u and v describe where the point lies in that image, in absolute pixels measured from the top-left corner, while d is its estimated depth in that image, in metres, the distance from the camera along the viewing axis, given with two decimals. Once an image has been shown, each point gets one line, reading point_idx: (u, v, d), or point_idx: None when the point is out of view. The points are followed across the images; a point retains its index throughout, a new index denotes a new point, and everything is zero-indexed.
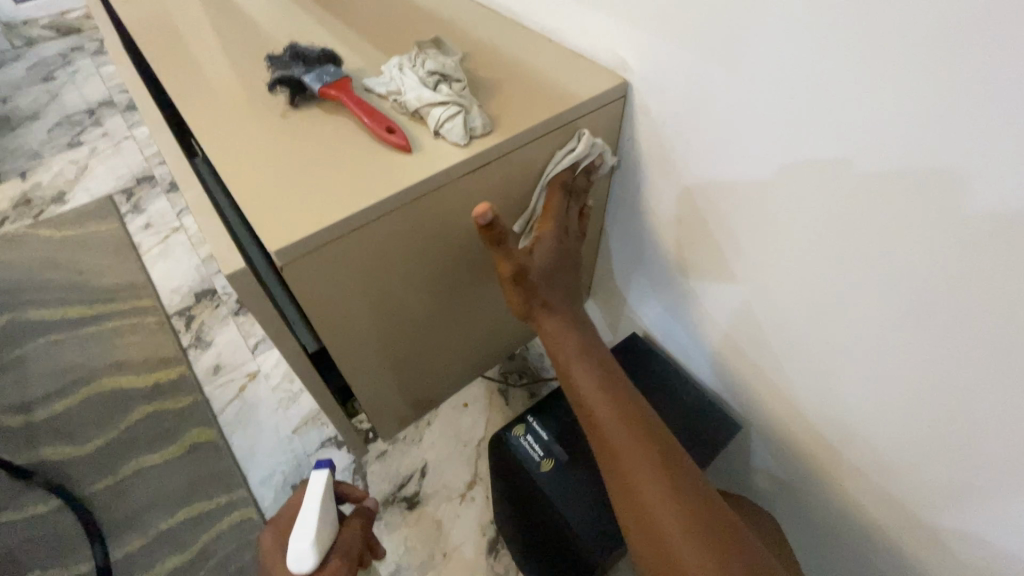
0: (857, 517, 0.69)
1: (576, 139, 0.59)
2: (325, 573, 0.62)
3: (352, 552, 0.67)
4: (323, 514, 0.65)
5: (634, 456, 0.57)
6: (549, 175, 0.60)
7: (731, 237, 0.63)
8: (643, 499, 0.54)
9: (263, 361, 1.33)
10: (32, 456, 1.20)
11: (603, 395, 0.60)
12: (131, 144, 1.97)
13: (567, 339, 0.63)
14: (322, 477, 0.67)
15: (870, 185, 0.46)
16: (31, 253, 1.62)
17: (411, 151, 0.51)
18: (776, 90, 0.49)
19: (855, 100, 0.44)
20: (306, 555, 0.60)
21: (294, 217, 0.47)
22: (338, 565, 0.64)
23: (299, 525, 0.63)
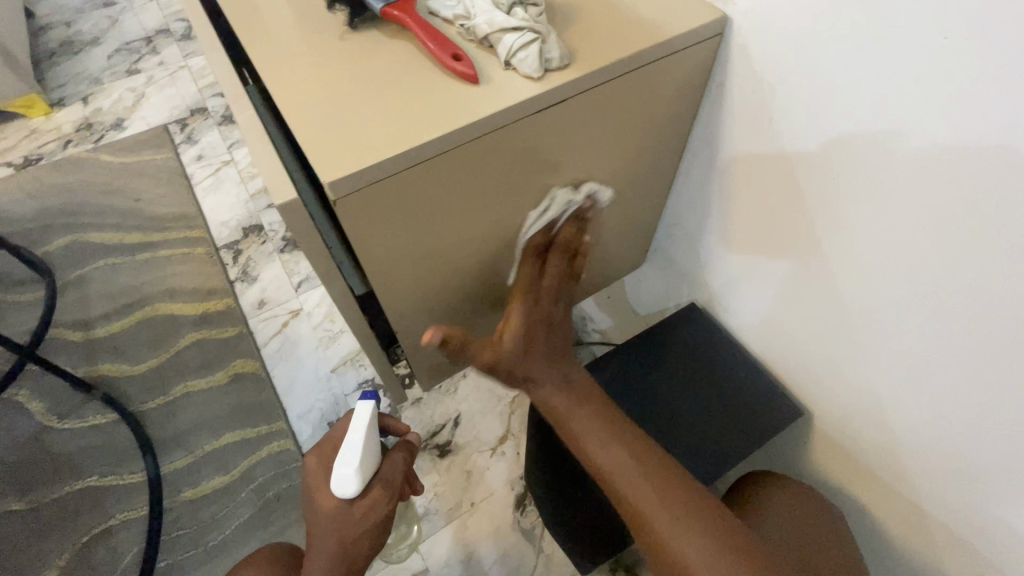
0: (911, 524, 0.64)
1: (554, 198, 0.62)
2: (366, 502, 0.62)
3: (394, 482, 0.67)
4: (367, 444, 0.64)
5: (630, 475, 0.53)
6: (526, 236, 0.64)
7: (815, 206, 0.57)
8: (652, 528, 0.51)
9: (306, 300, 1.35)
10: (91, 369, 1.27)
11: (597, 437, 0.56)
12: (186, 75, 1.97)
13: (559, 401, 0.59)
14: (369, 407, 0.65)
15: (975, 153, 0.40)
16: (92, 178, 1.67)
17: (477, 83, 0.46)
18: (883, 36, 0.42)
19: (975, 49, 0.37)
20: (349, 482, 0.60)
21: (350, 148, 0.43)
22: (379, 495, 0.64)
23: (344, 450, 0.62)
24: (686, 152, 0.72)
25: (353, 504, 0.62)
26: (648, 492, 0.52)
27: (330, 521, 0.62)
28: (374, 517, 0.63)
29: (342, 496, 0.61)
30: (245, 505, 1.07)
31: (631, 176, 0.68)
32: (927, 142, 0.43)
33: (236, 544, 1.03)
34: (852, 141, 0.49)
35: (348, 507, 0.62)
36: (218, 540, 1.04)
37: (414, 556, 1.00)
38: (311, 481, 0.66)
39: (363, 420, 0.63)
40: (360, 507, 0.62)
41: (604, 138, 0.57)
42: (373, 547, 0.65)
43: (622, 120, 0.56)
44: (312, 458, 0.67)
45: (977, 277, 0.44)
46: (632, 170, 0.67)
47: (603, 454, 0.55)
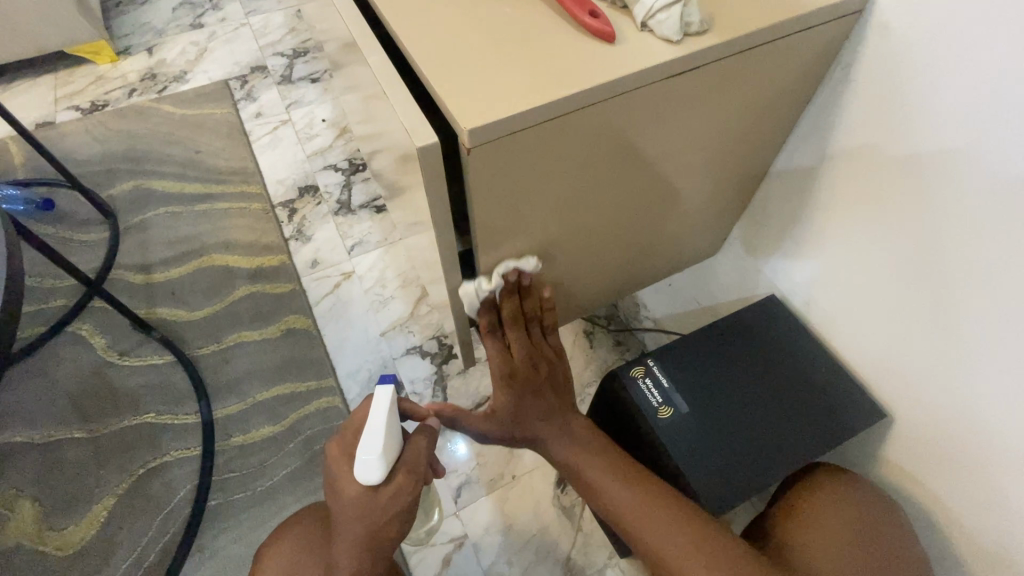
0: (986, 539, 0.61)
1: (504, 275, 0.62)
2: (391, 488, 0.58)
3: (418, 466, 0.62)
4: (390, 427, 0.59)
5: (615, 494, 0.66)
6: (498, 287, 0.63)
7: (940, 198, 0.54)
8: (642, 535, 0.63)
9: (358, 263, 1.36)
10: (150, 312, 1.31)
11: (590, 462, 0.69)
12: (247, 33, 1.99)
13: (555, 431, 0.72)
14: (387, 390, 0.59)
15: None
16: (155, 127, 1.70)
17: (613, 42, 0.45)
18: None
19: None
20: (375, 469, 0.56)
21: (487, 96, 0.42)
22: (404, 481, 0.59)
23: (365, 436, 0.57)
24: (790, 136, 0.70)
25: (377, 493, 0.57)
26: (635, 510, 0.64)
27: (353, 510, 0.58)
28: (400, 503, 0.59)
29: (367, 482, 0.56)
30: (292, 456, 1.10)
31: (733, 155, 0.66)
32: None
33: (283, 492, 1.07)
34: (1003, 128, 0.47)
35: (372, 495, 0.57)
36: (265, 486, 1.07)
37: (454, 521, 1.01)
38: (333, 467, 0.60)
39: (384, 403, 0.58)
40: (384, 494, 0.58)
41: (721, 114, 0.56)
42: (399, 532, 0.61)
43: (743, 96, 0.55)
44: (331, 444, 0.61)
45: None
46: (735, 149, 0.65)
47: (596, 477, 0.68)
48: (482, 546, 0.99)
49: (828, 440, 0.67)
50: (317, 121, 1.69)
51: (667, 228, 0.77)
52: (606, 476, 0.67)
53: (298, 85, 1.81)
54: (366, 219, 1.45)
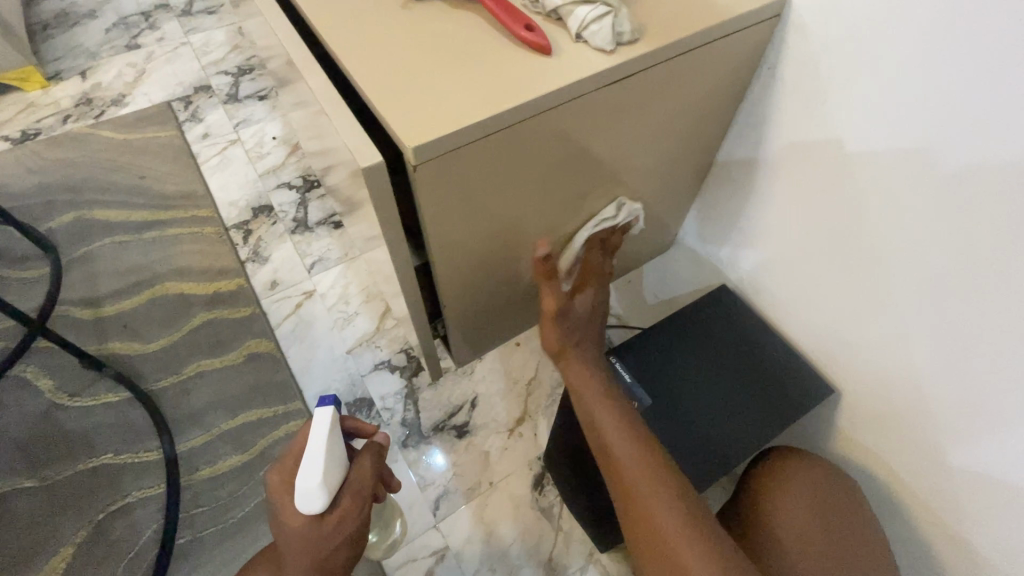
0: (933, 498, 0.65)
1: (614, 208, 0.71)
2: (335, 515, 0.57)
3: (364, 489, 0.62)
4: (332, 452, 0.58)
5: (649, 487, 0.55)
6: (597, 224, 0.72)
7: (864, 184, 0.58)
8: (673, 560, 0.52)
9: (320, 282, 1.34)
10: (102, 348, 1.25)
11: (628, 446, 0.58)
12: (188, 52, 1.93)
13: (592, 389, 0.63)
14: (326, 414, 0.58)
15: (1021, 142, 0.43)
16: (95, 154, 1.63)
17: (550, 54, 0.46)
18: (954, 24, 0.45)
19: None
20: (316, 499, 0.54)
21: (429, 114, 0.43)
22: (349, 506, 0.59)
23: (305, 463, 0.56)
24: (728, 134, 0.73)
25: (322, 520, 0.56)
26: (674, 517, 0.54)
27: (298, 540, 0.56)
28: (345, 530, 0.58)
29: (309, 511, 0.55)
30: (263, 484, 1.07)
31: (677, 154, 0.69)
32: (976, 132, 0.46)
33: (255, 522, 1.03)
34: (910, 118, 0.51)
35: (316, 524, 0.56)
36: (237, 518, 1.04)
37: (434, 534, 1.01)
38: (276, 498, 0.59)
39: (325, 427, 0.57)
40: (330, 523, 0.57)
41: (660, 116, 0.58)
42: (348, 554, 0.61)
43: (678, 99, 0.57)
44: (272, 475, 0.60)
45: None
46: (677, 148, 0.68)
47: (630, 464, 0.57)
48: (464, 556, 0.99)
49: (786, 418, 0.70)
50: (267, 139, 1.66)
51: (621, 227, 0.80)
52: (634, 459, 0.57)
53: (245, 103, 1.77)
54: (325, 236, 1.43)
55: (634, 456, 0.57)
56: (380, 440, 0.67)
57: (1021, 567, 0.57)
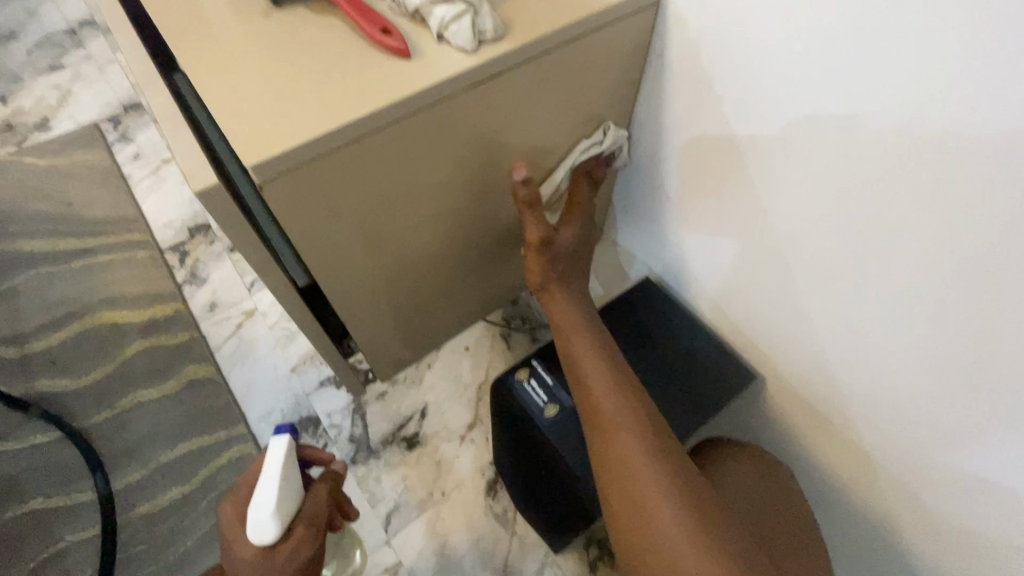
0: (860, 471, 0.66)
1: (601, 132, 0.67)
2: (289, 546, 0.54)
3: (320, 518, 0.59)
4: (288, 480, 0.56)
5: (607, 388, 0.59)
6: (575, 159, 0.68)
7: (758, 166, 0.58)
8: (621, 452, 0.54)
9: (261, 300, 1.30)
10: (29, 386, 1.19)
11: (597, 358, 0.62)
12: (117, 70, 1.85)
13: (572, 315, 0.67)
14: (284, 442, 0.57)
15: (885, 120, 0.44)
16: (18, 182, 1.55)
17: (409, 57, 0.44)
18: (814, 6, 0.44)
19: (890, 17, 0.40)
20: (269, 526, 0.52)
21: (276, 126, 0.41)
22: (305, 535, 0.56)
23: (258, 492, 0.54)
24: (633, 123, 0.72)
25: (274, 551, 0.54)
26: (622, 418, 0.56)
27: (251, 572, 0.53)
28: (301, 560, 0.55)
29: (261, 542, 0.53)
30: (206, 515, 1.04)
31: (581, 146, 0.68)
32: (847, 114, 0.47)
33: (200, 555, 1.00)
34: (791, 99, 0.50)
35: (268, 556, 0.53)
36: (179, 553, 1.00)
37: (387, 551, 0.99)
38: (229, 531, 0.56)
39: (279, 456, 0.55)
40: (284, 552, 0.54)
41: (550, 112, 0.57)
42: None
43: (566, 93, 0.56)
44: (227, 506, 0.58)
45: (921, 220, 0.45)
46: (579, 140, 0.66)
47: (594, 373, 0.60)
48: (418, 570, 0.97)
49: (714, 406, 0.70)
50: None
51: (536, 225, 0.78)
52: (598, 364, 0.61)
53: None
54: None
55: (606, 369, 0.61)
56: (340, 468, 0.65)
57: (940, 523, 0.59)
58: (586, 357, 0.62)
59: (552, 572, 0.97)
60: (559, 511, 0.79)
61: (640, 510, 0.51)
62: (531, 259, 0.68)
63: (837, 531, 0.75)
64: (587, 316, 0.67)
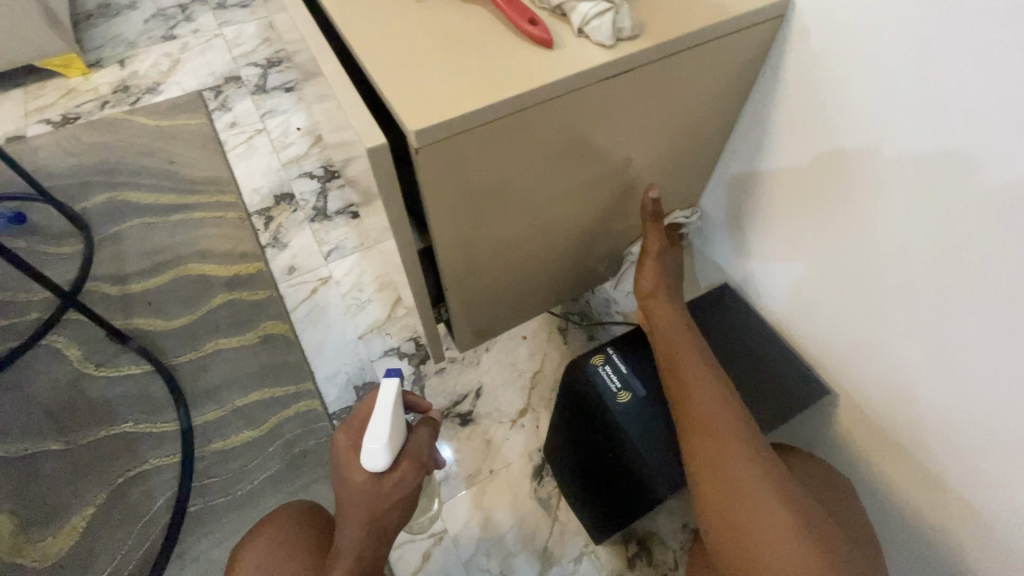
0: (930, 500, 0.65)
1: (690, 212, 0.86)
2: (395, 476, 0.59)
3: (421, 457, 0.64)
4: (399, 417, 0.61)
5: (704, 382, 0.63)
6: (673, 218, 0.85)
7: (861, 181, 0.59)
8: (721, 446, 0.58)
9: (335, 268, 1.38)
10: (127, 322, 1.31)
11: (693, 356, 0.66)
12: (221, 44, 1.99)
13: (671, 316, 0.71)
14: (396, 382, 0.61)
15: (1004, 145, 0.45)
16: (129, 139, 1.70)
17: (551, 47, 0.49)
18: (942, 30, 0.46)
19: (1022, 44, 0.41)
20: (382, 454, 0.57)
21: (432, 99, 0.46)
22: (408, 469, 0.61)
23: (372, 423, 0.58)
24: (734, 131, 0.75)
25: (383, 477, 0.59)
26: (721, 413, 0.60)
27: (361, 494, 0.59)
28: (403, 490, 0.61)
29: (372, 467, 0.58)
30: (272, 460, 1.11)
31: (682, 149, 0.71)
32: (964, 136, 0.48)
33: (263, 495, 1.08)
34: (904, 120, 0.52)
35: (378, 481, 0.59)
36: (246, 490, 1.08)
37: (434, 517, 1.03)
38: (341, 457, 0.62)
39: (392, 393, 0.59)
40: (390, 480, 0.59)
41: (662, 111, 0.60)
42: (399, 518, 0.63)
43: (682, 95, 0.59)
44: (340, 433, 0.63)
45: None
46: (682, 141, 0.69)
47: (691, 368, 0.64)
48: (462, 540, 1.01)
49: (783, 416, 0.71)
50: (292, 130, 1.71)
51: (622, 221, 0.81)
52: (694, 360, 0.65)
53: (273, 95, 1.82)
54: (342, 224, 1.47)
55: (703, 367, 0.64)
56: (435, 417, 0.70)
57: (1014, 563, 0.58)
58: (683, 353, 0.66)
59: (590, 562, 0.99)
60: (611, 501, 0.81)
61: (741, 504, 0.55)
62: (644, 270, 0.77)
63: (890, 560, 0.75)
64: (685, 319, 0.72)
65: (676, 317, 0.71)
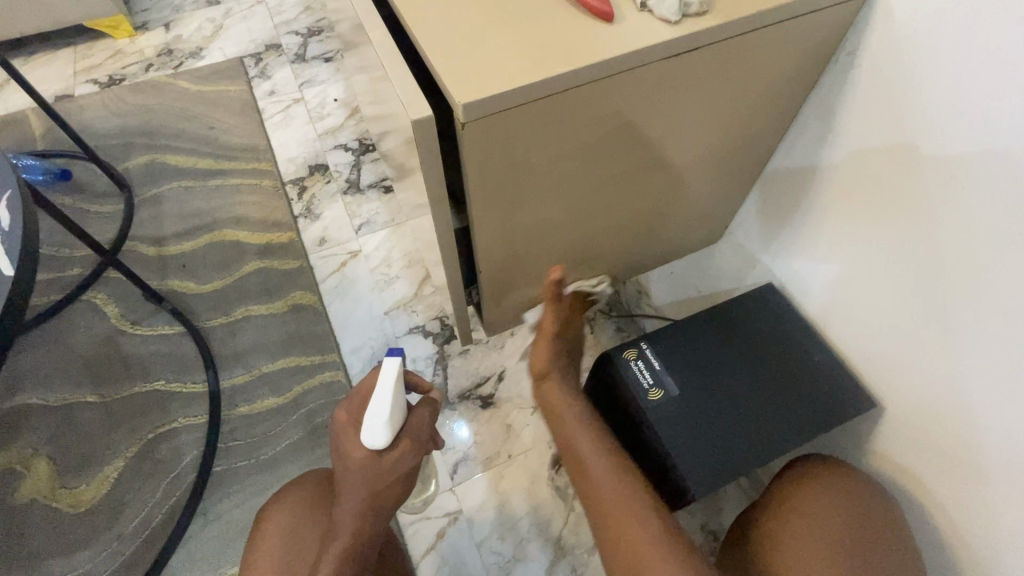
0: (976, 526, 0.62)
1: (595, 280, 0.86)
2: (395, 453, 0.59)
3: (420, 436, 0.64)
4: (398, 396, 0.61)
5: (604, 476, 0.64)
6: (581, 284, 0.85)
7: (939, 183, 0.55)
8: (630, 543, 0.58)
9: (365, 243, 1.38)
10: (162, 283, 1.34)
11: (595, 451, 0.66)
12: (263, 11, 1.99)
13: (573, 407, 0.72)
14: (397, 362, 0.61)
15: None
16: (171, 102, 1.72)
17: (611, 21, 0.46)
18: None
19: None
20: (382, 431, 0.57)
21: (482, 70, 0.43)
22: (408, 447, 0.61)
23: (374, 401, 0.59)
24: (794, 124, 0.71)
25: (382, 455, 0.58)
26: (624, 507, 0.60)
27: (362, 468, 0.58)
28: (403, 468, 0.60)
29: (372, 445, 0.57)
30: (295, 427, 1.13)
31: (738, 138, 0.67)
32: None
33: (285, 461, 1.10)
34: (997, 119, 0.48)
35: (377, 458, 0.58)
36: (268, 455, 1.10)
37: (450, 496, 1.04)
38: (340, 435, 0.61)
39: (393, 373, 0.59)
40: (389, 458, 0.59)
41: (724, 98, 0.57)
42: (398, 496, 0.62)
43: (748, 81, 0.56)
44: (339, 410, 0.62)
45: None
46: (739, 131, 0.65)
47: (592, 462, 0.65)
48: (477, 521, 1.02)
49: (824, 425, 0.67)
50: (329, 101, 1.70)
51: (666, 213, 0.78)
52: (592, 449, 0.66)
53: (312, 64, 1.81)
54: (375, 199, 1.46)
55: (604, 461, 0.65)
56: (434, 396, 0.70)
57: None
58: (582, 440, 0.68)
59: None
60: None
61: None
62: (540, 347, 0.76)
63: None
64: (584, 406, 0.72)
65: (576, 404, 0.72)
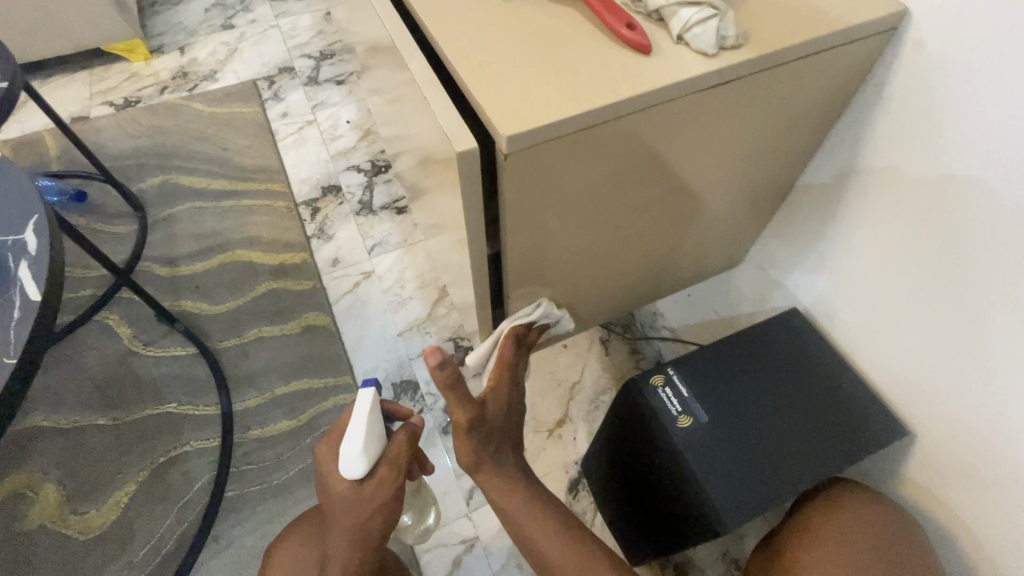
0: (1011, 557, 0.60)
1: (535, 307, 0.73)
2: (373, 480, 0.59)
3: (402, 462, 0.63)
4: (373, 424, 0.60)
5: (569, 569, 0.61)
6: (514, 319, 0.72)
7: (970, 211, 0.55)
8: None
9: (378, 263, 1.38)
10: (174, 304, 1.34)
11: (554, 542, 0.63)
12: (276, 35, 2.02)
13: (514, 493, 0.64)
14: (370, 392, 0.60)
15: None
16: (185, 124, 1.74)
17: (649, 53, 0.47)
18: None
19: None
20: (359, 461, 0.57)
21: (523, 101, 0.44)
22: (387, 474, 0.60)
23: (349, 431, 0.58)
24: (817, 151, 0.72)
25: (361, 486, 0.58)
26: None
27: (340, 504, 0.59)
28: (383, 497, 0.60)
29: (350, 475, 0.57)
30: (308, 451, 1.12)
31: (765, 165, 0.67)
32: None
33: (298, 486, 1.08)
34: None
35: (358, 488, 0.58)
36: (281, 479, 1.09)
37: (466, 522, 1.02)
38: (321, 468, 0.61)
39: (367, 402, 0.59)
40: (367, 488, 0.59)
41: (753, 127, 0.58)
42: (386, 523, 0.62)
43: (778, 111, 0.57)
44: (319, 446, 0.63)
45: None
46: (765, 158, 0.66)
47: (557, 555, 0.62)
48: (493, 549, 1.00)
49: (854, 453, 0.66)
50: (341, 123, 1.72)
51: (691, 238, 0.78)
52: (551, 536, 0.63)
53: (324, 87, 1.84)
54: (387, 220, 1.47)
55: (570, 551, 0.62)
56: (416, 422, 0.68)
57: None
58: (538, 530, 0.63)
59: None
60: (659, 530, 0.77)
61: None
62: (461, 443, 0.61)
63: None
64: (534, 487, 0.66)
65: (518, 487, 0.65)
